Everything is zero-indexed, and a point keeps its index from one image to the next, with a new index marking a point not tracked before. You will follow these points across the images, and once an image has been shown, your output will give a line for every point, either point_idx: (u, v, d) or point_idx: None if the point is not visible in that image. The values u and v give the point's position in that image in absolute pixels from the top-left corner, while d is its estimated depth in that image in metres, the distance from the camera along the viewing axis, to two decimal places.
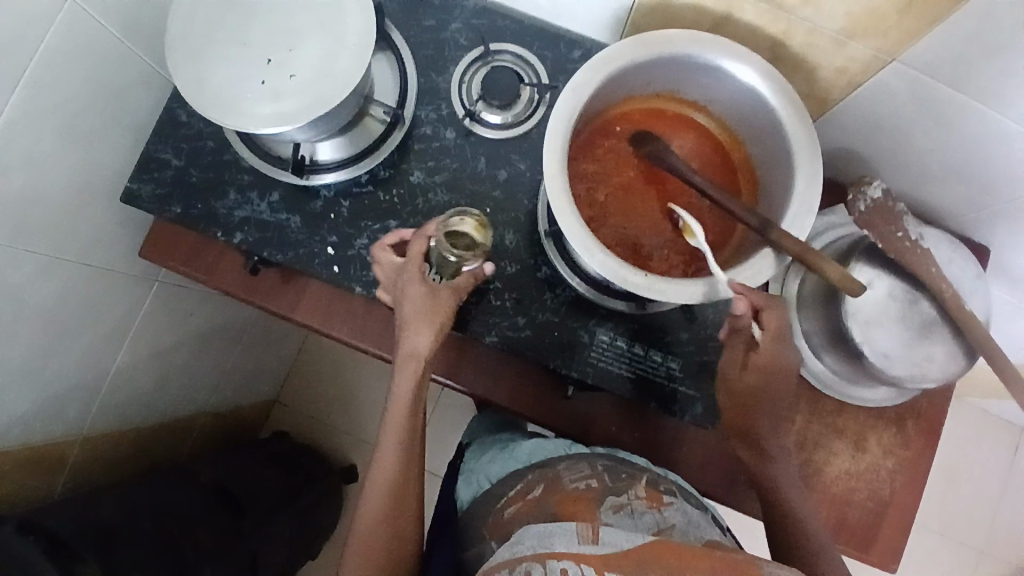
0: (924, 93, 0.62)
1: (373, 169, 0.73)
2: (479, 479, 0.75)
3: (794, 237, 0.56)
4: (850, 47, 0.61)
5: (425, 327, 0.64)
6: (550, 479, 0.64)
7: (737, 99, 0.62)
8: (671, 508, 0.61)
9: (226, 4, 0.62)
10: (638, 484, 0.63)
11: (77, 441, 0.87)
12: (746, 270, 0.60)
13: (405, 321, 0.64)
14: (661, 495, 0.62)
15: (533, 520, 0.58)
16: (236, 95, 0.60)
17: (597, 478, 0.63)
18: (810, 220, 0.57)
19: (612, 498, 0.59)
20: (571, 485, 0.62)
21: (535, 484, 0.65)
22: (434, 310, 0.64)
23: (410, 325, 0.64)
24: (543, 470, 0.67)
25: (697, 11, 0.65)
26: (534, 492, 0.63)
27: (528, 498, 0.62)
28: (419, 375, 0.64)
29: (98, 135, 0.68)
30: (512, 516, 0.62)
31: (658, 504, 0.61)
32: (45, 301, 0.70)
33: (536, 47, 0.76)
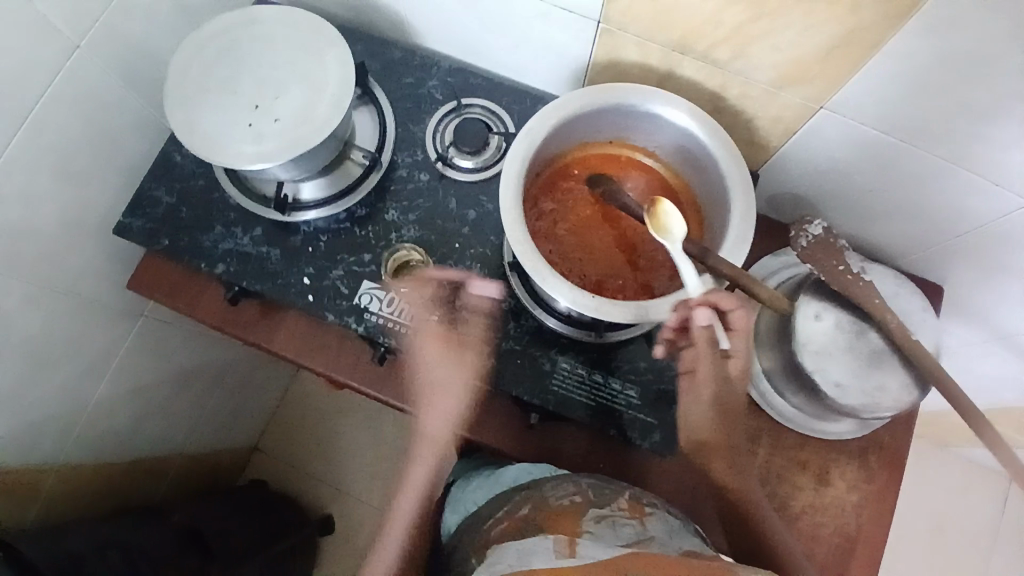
0: (853, 136, 0.69)
1: (352, 208, 0.79)
2: (466, 502, 0.78)
3: (728, 262, 0.61)
4: (780, 98, 0.68)
5: (464, 370, 0.75)
6: (536, 499, 0.65)
7: (679, 144, 0.68)
8: (653, 517, 0.63)
9: (220, 59, 0.70)
10: (620, 497, 0.65)
11: (52, 472, 0.87)
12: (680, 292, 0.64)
13: (442, 366, 0.75)
14: (643, 505, 0.65)
15: (516, 536, 0.60)
16: (223, 136, 0.67)
17: (582, 493, 0.65)
18: (744, 250, 0.62)
19: (595, 510, 0.62)
20: (556, 502, 0.64)
21: (520, 505, 0.65)
22: (463, 360, 0.75)
23: (452, 370, 0.75)
24: (529, 491, 0.68)
25: (642, 67, 0.73)
26: (520, 512, 0.64)
27: (515, 518, 0.63)
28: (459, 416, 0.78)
29: (95, 174, 0.74)
30: (498, 535, 0.62)
31: (640, 514, 0.63)
32: (31, 326, 0.74)
33: (504, 101, 0.83)
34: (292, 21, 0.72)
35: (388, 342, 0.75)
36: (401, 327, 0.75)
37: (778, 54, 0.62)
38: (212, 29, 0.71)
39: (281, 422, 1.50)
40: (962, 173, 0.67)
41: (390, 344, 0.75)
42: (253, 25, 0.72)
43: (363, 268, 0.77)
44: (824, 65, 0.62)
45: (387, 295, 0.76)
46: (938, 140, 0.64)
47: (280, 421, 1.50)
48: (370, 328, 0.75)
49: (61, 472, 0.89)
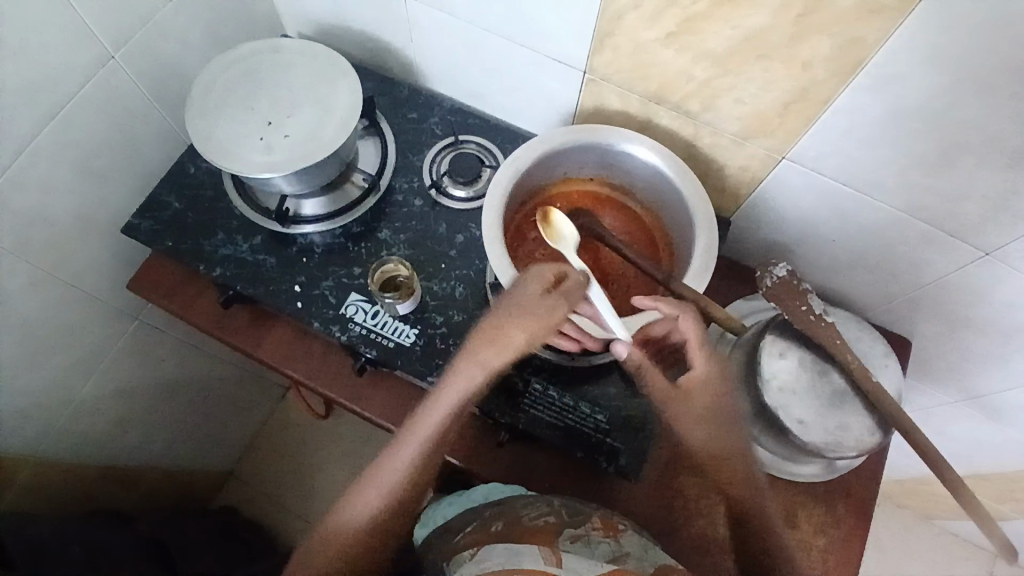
0: (817, 186, 0.74)
1: (348, 225, 0.84)
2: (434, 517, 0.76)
3: (692, 288, 0.68)
4: (748, 147, 0.75)
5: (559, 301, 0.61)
6: (510, 517, 0.63)
7: (653, 183, 0.75)
8: (627, 536, 0.61)
9: (243, 81, 0.78)
10: (592, 516, 0.64)
11: (28, 463, 0.89)
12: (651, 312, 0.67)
13: (541, 287, 0.61)
14: (616, 524, 0.63)
15: (497, 541, 0.58)
16: (235, 146, 0.73)
17: (556, 514, 0.63)
18: (706, 278, 0.68)
19: (570, 529, 0.60)
20: (530, 521, 0.62)
21: (494, 520, 0.64)
22: (561, 288, 0.61)
23: (550, 297, 0.61)
24: (502, 507, 0.67)
25: (624, 114, 0.80)
26: (493, 526, 0.62)
27: (488, 531, 0.61)
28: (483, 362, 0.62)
29: (113, 175, 0.81)
30: (470, 542, 0.60)
31: (614, 532, 0.61)
32: (31, 310, 0.78)
33: (498, 140, 0.91)
34: (312, 53, 0.80)
35: (369, 353, 0.78)
36: (383, 339, 0.78)
37: (741, 106, 0.70)
38: (240, 55, 0.79)
39: (259, 449, 1.49)
40: (919, 225, 0.71)
41: (370, 355, 0.78)
42: (277, 54, 0.80)
43: (352, 281, 0.81)
44: (785, 117, 0.68)
45: (372, 307, 0.80)
46: (892, 188, 0.69)
47: (260, 447, 1.49)
48: (353, 337, 0.78)
49: (36, 463, 0.90)
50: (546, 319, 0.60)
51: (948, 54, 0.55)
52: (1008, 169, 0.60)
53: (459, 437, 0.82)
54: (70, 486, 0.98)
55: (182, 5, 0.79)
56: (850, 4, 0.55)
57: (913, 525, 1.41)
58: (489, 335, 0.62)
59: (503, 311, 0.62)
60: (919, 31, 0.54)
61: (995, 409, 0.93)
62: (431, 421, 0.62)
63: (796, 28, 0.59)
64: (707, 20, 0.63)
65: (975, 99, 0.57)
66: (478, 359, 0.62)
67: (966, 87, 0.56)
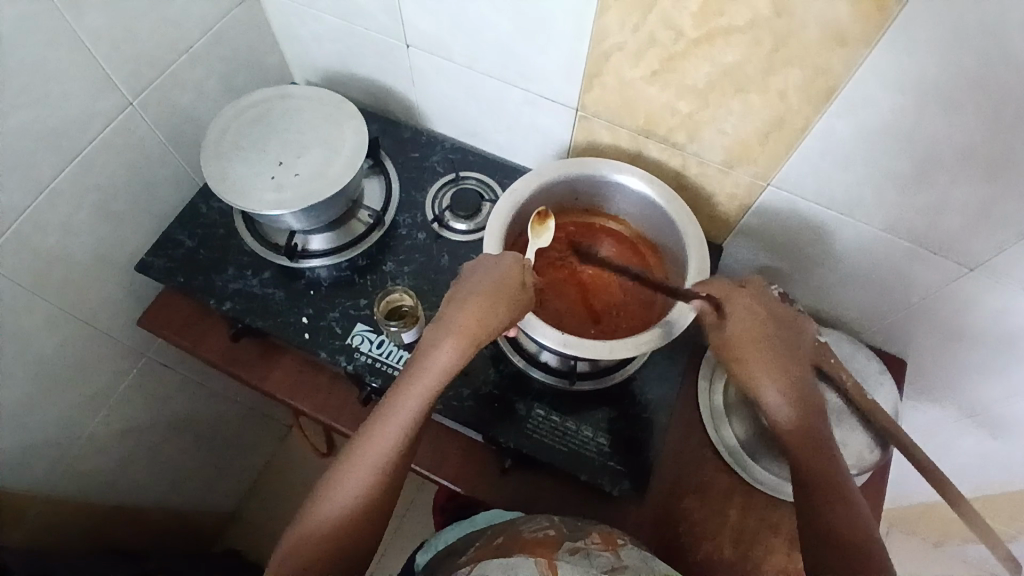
0: (800, 209, 0.77)
1: (353, 258, 0.87)
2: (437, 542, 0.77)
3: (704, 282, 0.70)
4: (733, 175, 0.78)
5: (516, 279, 0.67)
6: (510, 531, 0.65)
7: (645, 211, 0.79)
8: (627, 549, 0.62)
9: (254, 125, 0.82)
10: (593, 531, 0.64)
11: (38, 499, 0.89)
12: (649, 333, 0.69)
13: (501, 270, 0.67)
14: (616, 538, 0.63)
15: (495, 557, 0.59)
16: (247, 184, 0.77)
17: (556, 527, 0.64)
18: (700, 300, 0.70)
19: (569, 542, 0.61)
20: (530, 533, 0.63)
21: (494, 537, 0.65)
22: (518, 274, 0.67)
23: (509, 276, 0.67)
24: (503, 525, 0.68)
25: (615, 148, 0.84)
26: (493, 541, 0.64)
27: (488, 546, 0.62)
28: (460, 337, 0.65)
29: (128, 215, 0.84)
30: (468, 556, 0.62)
31: (614, 546, 0.62)
32: (46, 345, 0.80)
33: (497, 176, 0.95)
34: (321, 98, 0.86)
35: (374, 381, 0.79)
36: (387, 368, 0.80)
37: (725, 137, 0.74)
38: (253, 101, 0.85)
39: (263, 488, 1.48)
40: (903, 243, 0.74)
41: (375, 383, 0.79)
42: (288, 100, 0.85)
43: (358, 312, 0.84)
44: (766, 145, 0.72)
45: (378, 337, 0.82)
46: (872, 209, 0.72)
47: (264, 486, 1.48)
48: (359, 367, 0.80)
49: (45, 500, 0.90)
50: (513, 298, 0.66)
51: (913, 80, 0.59)
52: (980, 184, 0.64)
53: (461, 465, 0.83)
54: (77, 525, 0.98)
55: (198, 56, 0.84)
56: (819, 38, 0.60)
57: (924, 551, 1.39)
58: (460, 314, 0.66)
59: (475, 293, 0.66)
60: (884, 60, 0.58)
61: (995, 425, 0.94)
62: (418, 391, 0.64)
63: (770, 63, 0.64)
64: (687, 58, 0.68)
65: (943, 119, 0.60)
66: (452, 337, 0.65)
67: (932, 109, 0.60)
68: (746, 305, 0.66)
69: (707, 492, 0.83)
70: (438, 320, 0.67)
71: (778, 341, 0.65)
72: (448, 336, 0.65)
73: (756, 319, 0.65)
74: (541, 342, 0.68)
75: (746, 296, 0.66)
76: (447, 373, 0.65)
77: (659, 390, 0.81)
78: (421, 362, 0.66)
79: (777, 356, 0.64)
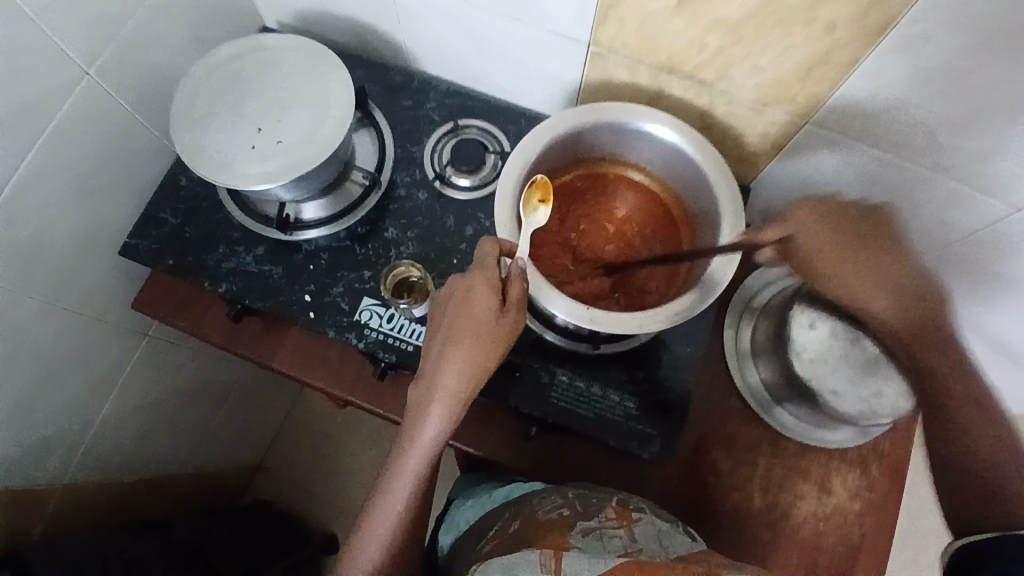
0: (838, 148, 0.70)
1: (352, 226, 0.81)
2: (457, 523, 0.73)
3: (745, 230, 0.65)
4: (767, 113, 0.71)
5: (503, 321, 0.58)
6: (525, 514, 0.62)
7: (668, 159, 0.72)
8: (641, 524, 0.57)
9: (225, 85, 0.73)
10: (606, 505, 0.60)
11: (58, 489, 0.88)
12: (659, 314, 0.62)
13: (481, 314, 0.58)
14: (632, 513, 0.59)
15: (505, 553, 0.56)
16: (227, 158, 0.69)
17: (569, 506, 0.61)
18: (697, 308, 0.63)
19: (582, 523, 0.57)
20: (543, 517, 0.60)
21: (510, 521, 0.62)
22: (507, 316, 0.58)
23: (498, 318, 0.58)
24: (518, 506, 0.65)
25: (633, 88, 0.76)
26: (510, 527, 0.61)
27: (505, 534, 0.60)
28: (454, 397, 0.57)
29: (104, 195, 0.77)
30: (488, 550, 0.59)
31: (628, 521, 0.57)
32: (40, 341, 0.76)
33: (500, 122, 0.86)
34: (298, 47, 0.76)
35: (389, 358, 0.76)
36: (401, 343, 0.76)
37: (760, 73, 0.65)
38: (221, 57, 0.74)
39: (283, 442, 1.50)
40: (947, 183, 0.67)
41: (390, 360, 0.76)
42: (261, 52, 0.75)
43: (363, 285, 0.79)
44: (807, 82, 0.64)
45: (386, 311, 0.77)
46: (920, 147, 0.64)
47: (284, 439, 1.50)
48: (370, 343, 0.76)
49: (65, 489, 0.89)
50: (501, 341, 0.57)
51: (981, 13, 0.50)
52: None
53: (487, 431, 0.81)
54: (103, 506, 0.98)
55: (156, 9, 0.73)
56: None
57: None
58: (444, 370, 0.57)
59: (458, 348, 0.57)
60: None
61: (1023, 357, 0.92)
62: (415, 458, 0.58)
63: None
64: None
65: (1007, 57, 0.52)
66: (446, 388, 0.57)
67: (997, 46, 0.52)
68: (811, 227, 0.61)
69: (734, 443, 0.82)
70: (424, 373, 0.59)
71: (853, 250, 0.60)
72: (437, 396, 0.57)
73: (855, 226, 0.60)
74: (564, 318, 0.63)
75: (805, 219, 0.61)
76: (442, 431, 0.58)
77: (687, 348, 0.78)
78: (410, 423, 0.59)
79: (893, 266, 0.59)
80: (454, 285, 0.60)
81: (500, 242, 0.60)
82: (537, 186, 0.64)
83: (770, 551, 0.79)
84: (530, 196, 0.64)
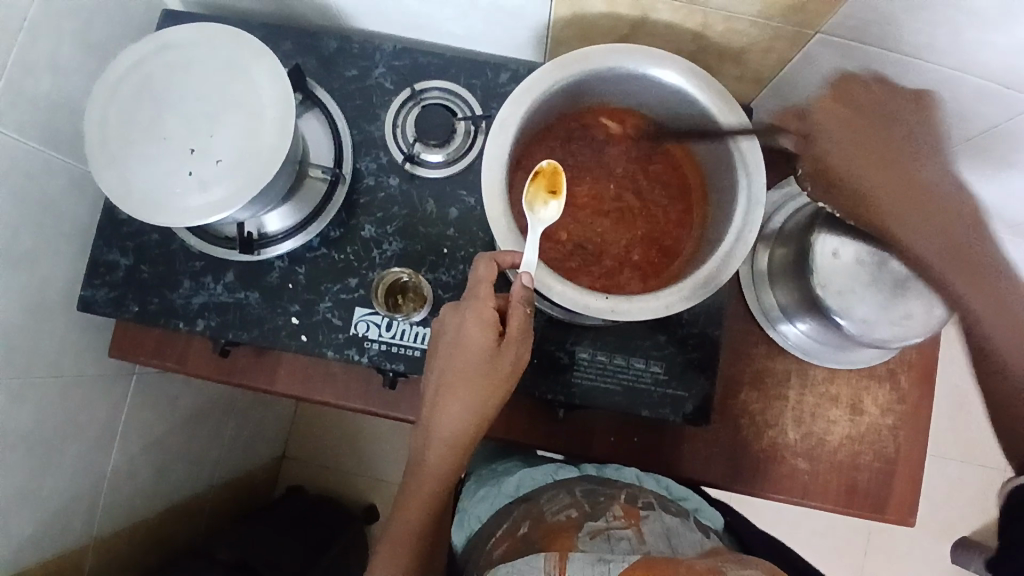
0: (856, 56, 0.60)
1: (323, 231, 0.72)
2: (470, 519, 0.72)
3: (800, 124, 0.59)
4: (771, 27, 0.60)
5: (505, 351, 0.58)
6: (534, 516, 0.61)
7: (665, 100, 0.63)
8: (650, 522, 0.57)
9: (137, 103, 0.62)
10: (614, 504, 0.60)
11: (90, 546, 0.87)
12: (663, 296, 0.57)
13: (476, 341, 0.58)
14: (639, 511, 0.59)
15: (514, 558, 0.54)
16: (165, 193, 0.60)
17: (577, 506, 0.60)
18: (712, 287, 0.57)
19: (590, 525, 0.56)
20: (552, 518, 0.59)
21: (520, 522, 0.62)
22: (506, 346, 0.58)
23: (498, 346, 0.58)
24: (527, 505, 0.65)
25: (612, 18, 0.64)
26: (519, 530, 0.60)
27: (515, 536, 0.59)
28: (463, 421, 0.60)
29: (40, 254, 0.68)
30: (499, 554, 0.58)
31: (636, 520, 0.57)
32: (26, 421, 0.71)
33: (463, 77, 0.75)
34: (211, 39, 0.63)
35: (397, 368, 0.71)
36: (406, 349, 0.71)
37: None
38: (122, 68, 0.62)
39: (301, 427, 1.48)
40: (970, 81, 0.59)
41: (399, 369, 0.71)
42: (169, 53, 0.63)
43: (351, 295, 0.72)
44: None
45: (383, 319, 0.71)
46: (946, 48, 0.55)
47: (302, 423, 1.48)
48: (373, 357, 0.71)
49: (97, 545, 0.88)
50: (500, 371, 0.58)
51: None
52: None
53: (513, 418, 0.78)
54: (139, 545, 0.98)
55: None
56: None
57: None
58: (449, 397, 0.59)
59: (457, 377, 0.59)
60: None
61: None
62: (430, 472, 0.63)
63: None
64: None
65: None
66: (449, 414, 0.60)
67: None
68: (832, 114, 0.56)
69: (764, 381, 0.80)
70: (431, 398, 0.61)
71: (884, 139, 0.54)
72: (444, 419, 0.60)
73: (894, 95, 0.56)
74: (567, 308, 0.56)
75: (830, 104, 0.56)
76: (454, 450, 0.62)
77: (707, 299, 0.72)
78: (425, 444, 0.62)
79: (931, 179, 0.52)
80: (445, 319, 0.60)
81: (495, 260, 0.58)
82: (541, 177, 0.60)
83: (810, 479, 0.79)
84: (537, 189, 0.60)
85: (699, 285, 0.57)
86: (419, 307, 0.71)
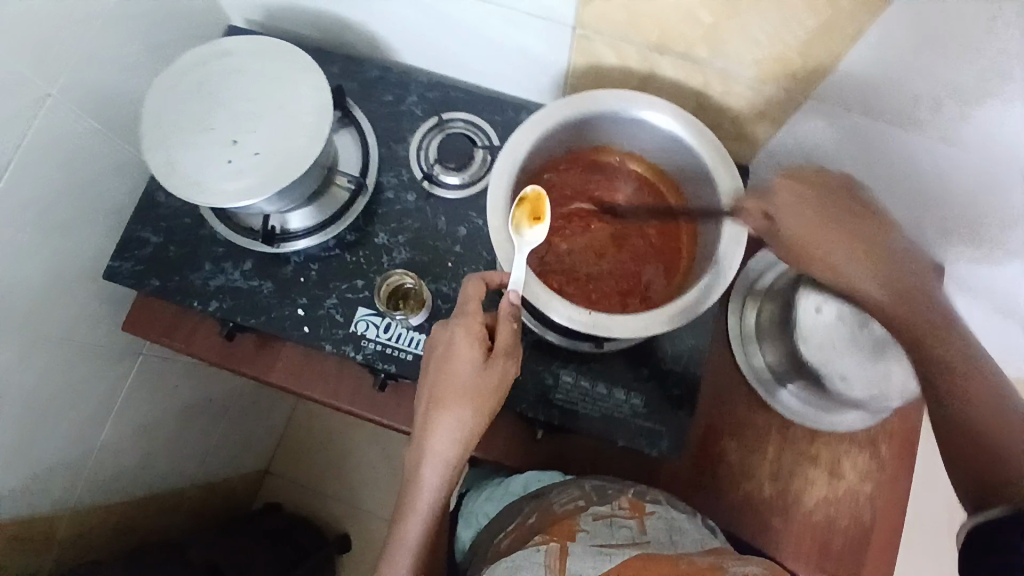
0: (842, 124, 0.66)
1: (340, 234, 0.78)
2: (478, 516, 0.75)
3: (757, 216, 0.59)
4: (764, 91, 0.67)
5: (495, 363, 0.60)
6: (541, 508, 0.62)
7: (663, 145, 0.69)
8: (654, 517, 0.58)
9: (192, 97, 0.69)
10: (621, 497, 0.61)
11: (65, 516, 0.88)
12: (640, 322, 0.60)
13: (468, 358, 0.60)
14: (645, 504, 0.60)
15: (517, 547, 0.55)
16: (204, 175, 0.66)
17: (586, 498, 0.62)
18: (691, 314, 0.60)
19: (596, 515, 0.57)
20: (560, 508, 0.60)
21: (528, 515, 0.63)
22: (494, 358, 0.60)
23: (488, 360, 0.60)
24: (537, 500, 0.65)
25: (623, 72, 0.72)
26: (527, 520, 0.61)
27: (522, 527, 0.60)
28: (454, 435, 0.61)
29: (80, 221, 0.75)
30: (507, 543, 0.59)
31: (641, 513, 0.58)
32: (34, 374, 0.75)
33: (486, 113, 0.82)
34: (265, 50, 0.72)
35: (389, 368, 0.74)
36: (400, 352, 0.74)
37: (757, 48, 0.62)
38: (185, 65, 0.70)
39: (289, 444, 1.49)
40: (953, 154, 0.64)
41: (390, 370, 0.74)
42: (227, 59, 0.71)
43: (357, 295, 0.76)
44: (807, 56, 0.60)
45: (383, 320, 0.75)
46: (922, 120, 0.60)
47: (291, 439, 1.49)
48: (369, 355, 0.74)
49: (72, 516, 0.89)
50: (491, 383, 0.60)
51: None
52: None
53: (495, 436, 0.79)
54: (111, 530, 0.99)
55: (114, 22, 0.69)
56: None
57: None
58: (440, 411, 0.61)
59: (449, 392, 0.61)
60: None
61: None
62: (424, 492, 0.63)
63: None
64: None
65: None
66: (441, 429, 0.61)
67: None
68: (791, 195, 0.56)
69: (745, 430, 0.81)
70: (421, 417, 0.62)
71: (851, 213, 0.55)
72: (435, 434, 0.61)
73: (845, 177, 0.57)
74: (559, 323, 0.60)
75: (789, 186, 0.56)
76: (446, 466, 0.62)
77: (692, 339, 0.75)
78: (415, 463, 0.63)
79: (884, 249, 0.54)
80: (435, 337, 0.63)
81: (484, 278, 0.62)
82: (525, 204, 0.63)
83: (783, 537, 0.78)
84: (521, 215, 0.63)
85: (685, 312, 0.60)
86: (417, 308, 0.75)
